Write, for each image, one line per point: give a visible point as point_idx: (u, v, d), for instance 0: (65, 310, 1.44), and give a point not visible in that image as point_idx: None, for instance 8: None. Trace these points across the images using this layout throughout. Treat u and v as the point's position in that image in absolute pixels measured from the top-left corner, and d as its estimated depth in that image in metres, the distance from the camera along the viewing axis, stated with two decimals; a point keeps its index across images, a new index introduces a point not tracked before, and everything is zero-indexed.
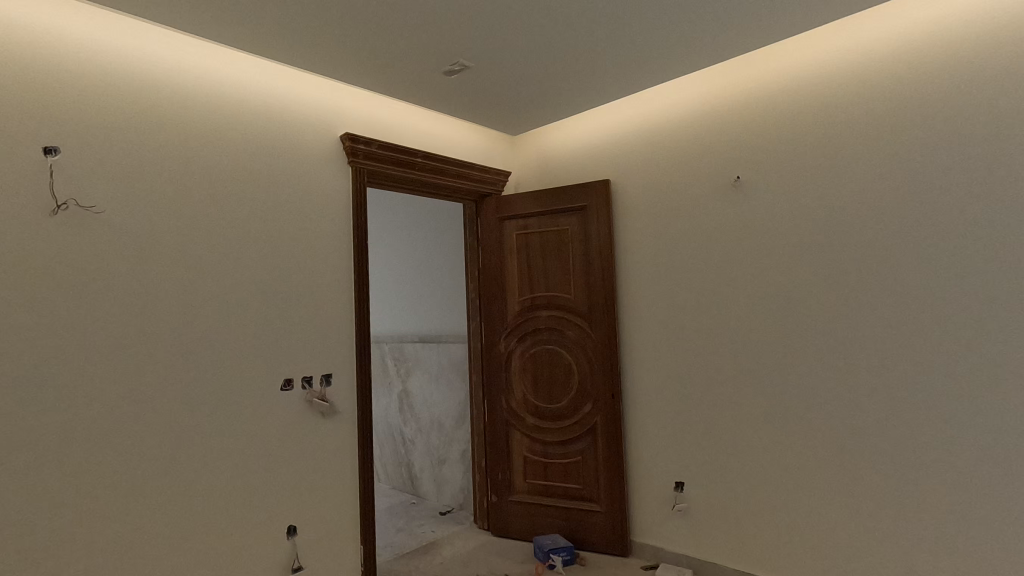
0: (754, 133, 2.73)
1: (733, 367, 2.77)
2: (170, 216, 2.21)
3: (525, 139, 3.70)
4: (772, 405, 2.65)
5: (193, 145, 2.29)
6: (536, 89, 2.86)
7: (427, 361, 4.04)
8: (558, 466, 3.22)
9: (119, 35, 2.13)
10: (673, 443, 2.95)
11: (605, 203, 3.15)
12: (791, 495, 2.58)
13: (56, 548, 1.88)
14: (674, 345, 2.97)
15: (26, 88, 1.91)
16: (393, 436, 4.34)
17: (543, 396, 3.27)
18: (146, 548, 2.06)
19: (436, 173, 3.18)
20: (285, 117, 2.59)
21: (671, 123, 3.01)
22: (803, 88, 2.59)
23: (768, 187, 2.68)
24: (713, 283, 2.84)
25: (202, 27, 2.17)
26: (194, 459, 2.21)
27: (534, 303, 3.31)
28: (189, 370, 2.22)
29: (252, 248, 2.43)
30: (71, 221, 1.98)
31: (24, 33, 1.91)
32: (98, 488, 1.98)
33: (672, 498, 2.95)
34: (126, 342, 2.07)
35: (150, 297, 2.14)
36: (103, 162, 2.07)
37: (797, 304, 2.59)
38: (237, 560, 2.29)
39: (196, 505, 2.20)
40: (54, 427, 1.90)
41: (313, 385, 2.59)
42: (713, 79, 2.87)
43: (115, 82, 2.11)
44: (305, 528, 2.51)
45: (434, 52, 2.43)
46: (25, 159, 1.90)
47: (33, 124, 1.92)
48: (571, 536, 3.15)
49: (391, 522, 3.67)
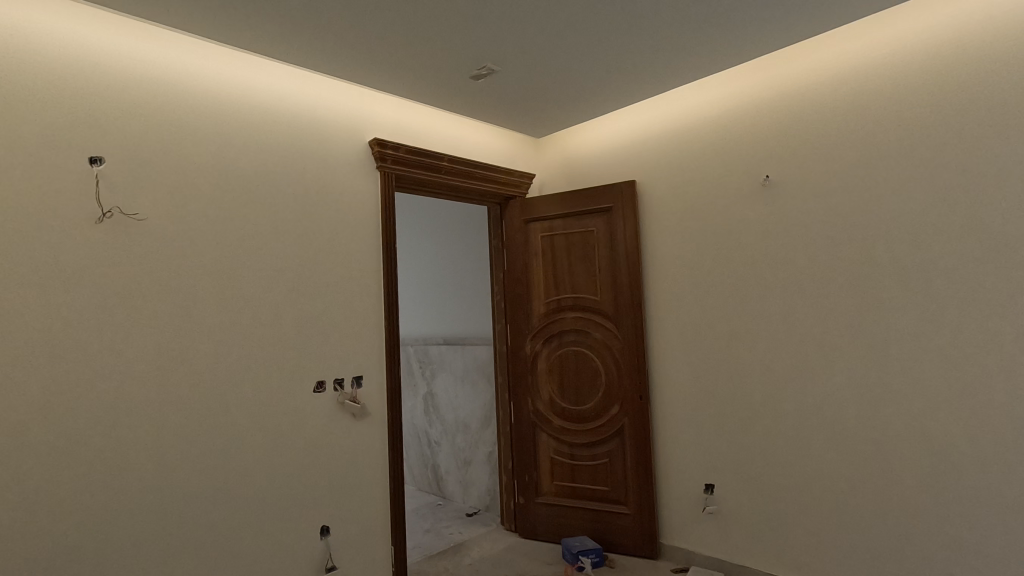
0: (783, 131, 2.70)
1: (762, 368, 2.74)
2: (208, 222, 2.28)
3: (549, 141, 3.71)
4: (805, 406, 2.61)
5: (228, 153, 2.36)
6: (560, 92, 2.88)
7: (452, 362, 4.07)
8: (586, 469, 3.21)
9: (158, 46, 2.20)
10: (703, 445, 2.93)
11: (631, 203, 3.15)
12: (825, 498, 2.54)
13: (104, 544, 1.95)
14: (702, 347, 2.95)
15: (73, 102, 1.99)
16: (419, 437, 4.37)
17: (570, 397, 3.27)
18: (188, 545, 2.13)
19: (462, 176, 3.21)
20: (315, 124, 2.64)
21: (697, 123, 2.99)
22: (832, 86, 2.55)
23: (799, 186, 2.64)
24: (741, 284, 2.81)
25: (235, 35, 2.22)
26: (231, 459, 2.26)
27: (560, 305, 3.32)
28: (226, 373, 2.28)
29: (285, 252, 2.49)
30: (116, 228, 2.05)
31: (70, 47, 1.99)
32: (143, 486, 2.05)
33: (702, 500, 2.93)
34: (166, 344, 2.14)
35: (190, 301, 2.20)
36: (146, 171, 2.14)
37: (827, 303, 2.55)
38: (273, 558, 2.34)
39: (233, 504, 2.25)
40: (100, 429, 1.97)
41: (345, 386, 2.63)
42: (739, 79, 2.85)
43: (155, 92, 2.18)
44: (338, 528, 2.55)
45: (459, 56, 2.45)
46: (73, 170, 1.98)
47: (81, 136, 2.00)
48: (599, 537, 3.14)
49: (419, 523, 3.70)
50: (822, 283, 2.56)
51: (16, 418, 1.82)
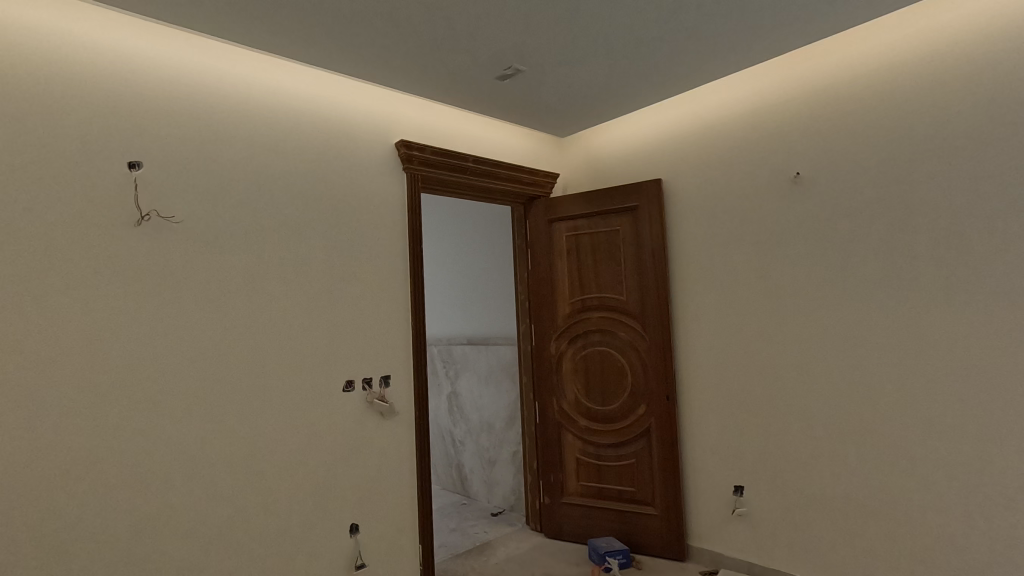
0: (813, 128, 2.64)
1: (792, 369, 2.69)
2: (240, 225, 2.33)
3: (572, 140, 3.70)
4: (837, 407, 2.54)
5: (259, 157, 2.41)
6: (584, 91, 2.87)
7: (477, 362, 4.08)
8: (612, 470, 3.19)
9: (195, 54, 2.26)
10: (731, 446, 2.89)
11: (656, 202, 3.12)
12: (858, 501, 2.48)
13: (143, 538, 2.01)
14: (729, 347, 2.91)
15: (115, 109, 2.06)
16: (444, 437, 4.40)
17: (595, 398, 3.25)
18: (223, 540, 2.18)
19: (487, 176, 3.21)
20: (342, 127, 2.68)
21: (724, 121, 2.95)
22: (864, 81, 2.49)
23: (830, 183, 2.58)
24: (770, 283, 2.76)
25: (265, 40, 2.26)
26: (264, 456, 2.31)
27: (585, 305, 3.31)
28: (258, 372, 2.33)
29: (314, 254, 2.53)
30: (154, 230, 2.11)
31: (113, 55, 2.07)
32: (180, 482, 2.10)
33: (731, 502, 2.88)
34: (202, 344, 2.19)
35: (223, 302, 2.26)
36: (182, 175, 2.20)
37: (860, 303, 2.49)
38: (304, 554, 2.38)
39: (266, 501, 2.30)
40: (139, 426, 2.03)
41: (373, 385, 2.66)
42: (768, 75, 2.79)
43: (191, 97, 2.24)
44: (367, 526, 2.58)
45: (484, 56, 2.45)
46: (113, 175, 2.04)
47: (121, 143, 2.07)
48: (626, 539, 3.12)
49: (444, 522, 3.72)
50: (855, 282, 2.50)
51: (62, 414, 1.89)
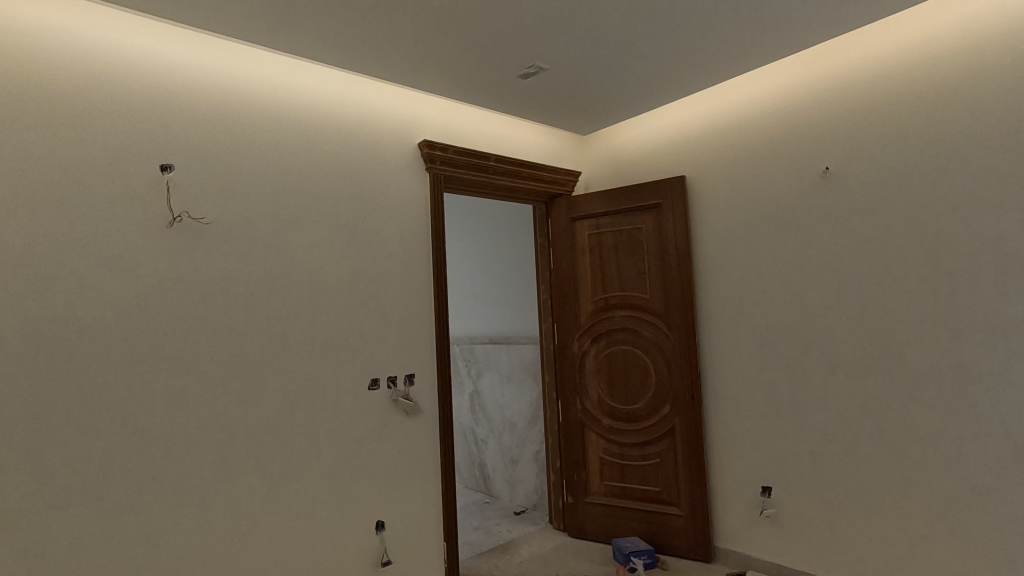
0: (843, 121, 2.58)
1: (822, 367, 2.63)
2: (267, 226, 2.37)
3: (594, 138, 3.68)
4: (870, 407, 2.48)
5: (286, 157, 2.45)
6: (606, 87, 2.85)
7: (499, 361, 4.09)
8: (636, 469, 3.17)
9: (224, 57, 2.32)
10: (758, 447, 2.84)
11: (680, 200, 3.08)
12: (891, 503, 2.41)
13: (176, 531, 2.06)
14: (756, 346, 2.86)
15: (147, 112, 2.12)
16: (466, 436, 4.42)
17: (619, 397, 3.23)
18: (252, 534, 2.22)
19: (509, 175, 3.21)
20: (365, 128, 2.70)
21: (750, 116, 2.90)
22: (896, 71, 2.42)
23: (860, 177, 2.52)
24: (799, 280, 2.71)
25: (290, 42, 2.29)
26: (291, 452, 2.35)
27: (608, 303, 3.28)
28: (285, 370, 2.37)
29: (339, 253, 2.56)
30: (185, 231, 2.16)
31: (146, 60, 2.13)
32: (211, 478, 2.15)
33: (759, 503, 2.83)
34: (230, 342, 2.24)
35: (252, 301, 2.30)
36: (211, 177, 2.25)
37: (892, 300, 2.42)
38: (331, 550, 2.41)
39: (294, 497, 2.34)
40: (171, 423, 2.08)
41: (398, 384, 2.68)
42: (796, 68, 2.73)
43: (219, 100, 2.29)
44: (392, 523, 2.60)
45: (505, 54, 2.45)
46: (146, 178, 2.10)
47: (153, 145, 2.13)
48: (650, 539, 3.09)
49: (467, 521, 3.73)
50: (887, 278, 2.43)
51: (99, 410, 1.95)
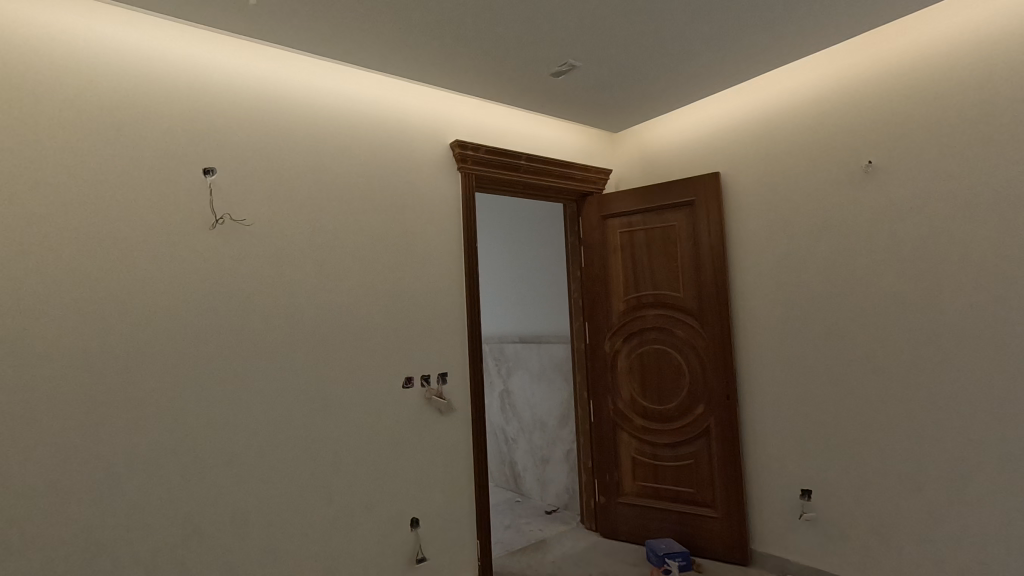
0: (887, 113, 2.49)
1: (864, 367, 2.54)
2: (305, 227, 2.42)
3: (625, 135, 3.64)
4: (916, 408, 2.39)
5: (322, 159, 2.50)
6: (636, 83, 2.82)
7: (529, 361, 4.09)
8: (669, 469, 3.13)
9: (262, 62, 2.37)
10: (797, 448, 2.77)
11: (715, 197, 3.03)
12: (939, 508, 2.33)
13: (220, 525, 2.12)
14: (794, 345, 2.79)
15: (189, 117, 2.18)
16: (497, 434, 4.43)
17: (652, 397, 3.20)
18: (291, 528, 2.28)
19: (539, 173, 3.21)
20: (398, 129, 2.73)
21: (787, 109, 2.82)
22: (945, 60, 2.32)
23: (906, 171, 2.43)
24: (839, 277, 2.62)
25: (325, 45, 2.33)
26: (328, 449, 2.40)
27: (640, 302, 3.25)
28: (322, 368, 2.41)
29: (374, 253, 2.60)
30: (227, 233, 2.23)
31: (187, 67, 2.19)
32: (252, 472, 2.21)
33: (798, 506, 2.76)
34: (269, 341, 2.29)
35: (290, 301, 2.36)
36: (251, 180, 2.31)
37: (939, 297, 2.33)
38: (367, 546, 2.44)
39: (331, 492, 2.38)
40: (214, 419, 2.14)
41: (431, 382, 2.71)
42: (836, 60, 2.65)
43: (257, 104, 2.35)
44: (426, 521, 2.62)
45: (537, 52, 2.44)
46: (189, 181, 2.17)
47: (196, 150, 2.19)
48: (685, 540, 3.05)
49: (499, 519, 3.74)
50: (934, 274, 2.34)
51: (147, 407, 2.02)
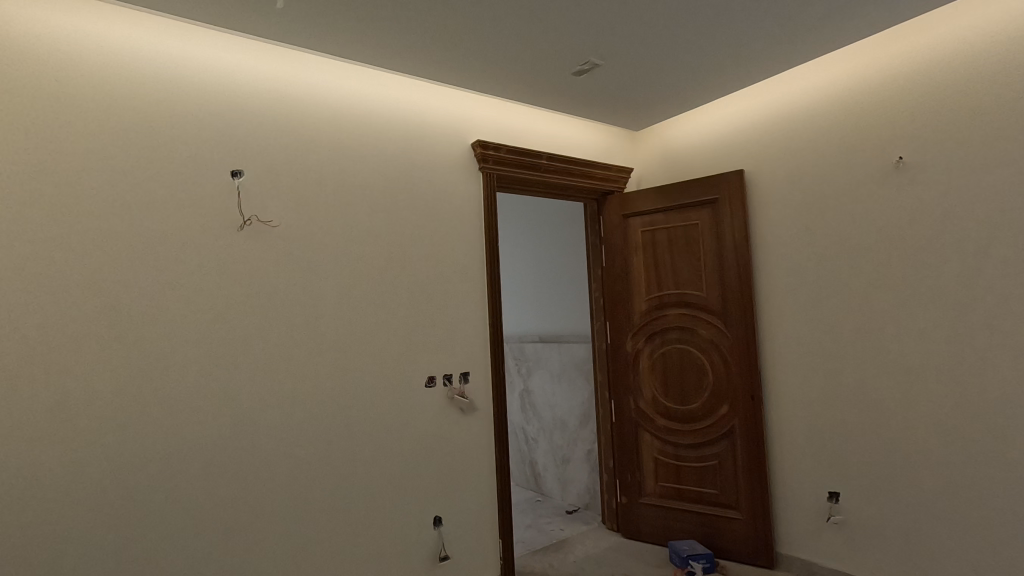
0: (918, 107, 2.42)
1: (894, 368, 2.48)
2: (330, 228, 2.46)
3: (647, 133, 3.61)
4: (950, 410, 2.32)
5: (347, 160, 2.53)
6: (658, 81, 2.79)
7: (549, 360, 4.09)
8: (692, 470, 3.10)
9: (288, 65, 2.40)
10: (823, 449, 2.72)
11: (739, 195, 2.99)
12: (973, 513, 2.26)
13: (247, 522, 2.16)
14: (821, 345, 2.74)
15: (217, 121, 2.22)
16: (517, 434, 4.44)
17: (675, 397, 3.17)
18: (317, 525, 2.31)
19: (560, 172, 3.20)
20: (421, 129, 2.75)
21: (813, 105, 2.77)
22: (979, 52, 2.25)
23: (939, 166, 2.36)
24: (868, 276, 2.56)
25: (349, 47, 2.36)
26: (352, 447, 2.42)
27: (662, 302, 3.23)
28: (347, 366, 2.44)
29: (397, 253, 2.62)
30: (255, 234, 2.27)
31: (215, 72, 2.23)
32: (279, 470, 2.25)
33: (826, 509, 2.71)
34: (296, 341, 2.33)
35: (315, 301, 2.39)
36: (278, 182, 2.35)
37: (974, 296, 2.26)
38: (390, 544, 2.47)
39: (356, 490, 2.41)
40: (243, 417, 2.19)
41: (453, 381, 2.72)
42: (864, 53, 2.58)
43: (283, 107, 2.38)
44: (450, 519, 2.64)
45: (559, 51, 2.44)
46: (218, 184, 2.21)
47: (225, 154, 2.23)
48: (708, 542, 3.02)
49: (520, 518, 3.75)
50: (968, 273, 2.28)
51: (179, 405, 2.06)
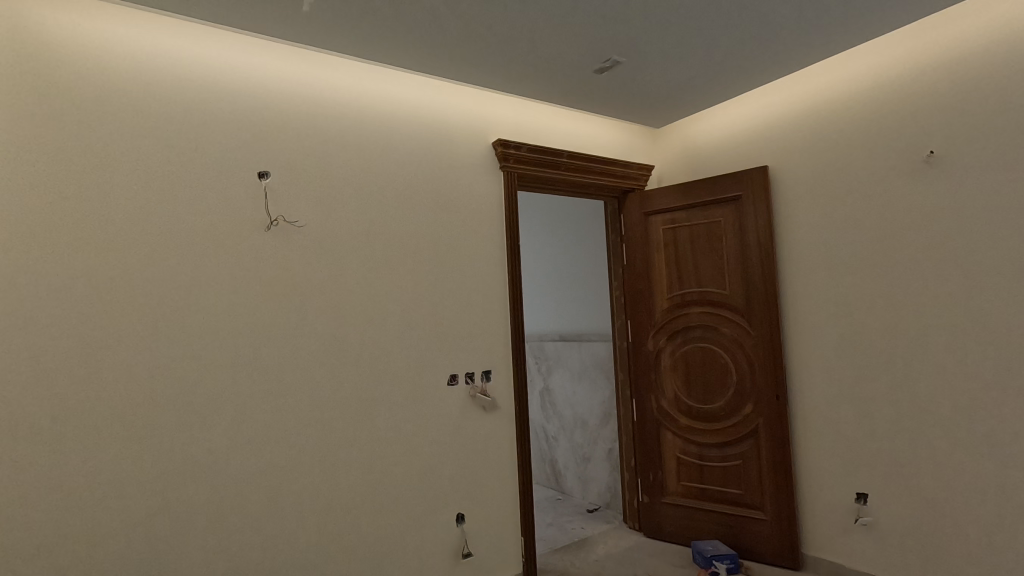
0: (948, 100, 2.36)
1: (924, 367, 2.43)
2: (354, 227, 2.49)
3: (668, 130, 3.58)
4: (983, 411, 2.26)
5: (370, 160, 2.56)
6: (679, 78, 2.77)
7: (570, 359, 4.09)
8: (715, 470, 3.07)
9: (313, 66, 2.44)
10: (850, 450, 2.67)
11: (762, 192, 2.96)
12: (1007, 516, 2.20)
13: (276, 516, 2.21)
14: (847, 343, 2.69)
15: (244, 123, 2.27)
16: (538, 432, 4.45)
17: (697, 396, 3.14)
18: (343, 521, 2.35)
19: (580, 170, 3.20)
20: (442, 128, 2.77)
21: (839, 99, 2.72)
22: (1013, 42, 2.18)
23: (971, 160, 2.30)
24: (896, 273, 2.51)
25: (373, 48, 2.39)
26: (376, 444, 2.46)
27: (684, 300, 3.20)
28: (371, 364, 2.48)
29: (419, 251, 2.65)
30: (282, 235, 2.31)
31: (243, 75, 2.28)
32: (306, 466, 2.29)
33: (853, 511, 2.66)
34: (321, 339, 2.37)
35: (339, 300, 2.43)
36: (303, 183, 2.39)
37: (1007, 293, 2.20)
38: (413, 540, 2.49)
39: (379, 486, 2.44)
40: (270, 413, 2.23)
41: (475, 380, 2.74)
42: (892, 46, 2.53)
43: (308, 108, 2.42)
44: (472, 516, 2.66)
45: (579, 48, 2.43)
46: (246, 185, 2.26)
47: (252, 155, 2.28)
48: (732, 542, 2.99)
49: (541, 516, 3.76)
50: (1000, 270, 2.22)
51: (209, 401, 2.12)
